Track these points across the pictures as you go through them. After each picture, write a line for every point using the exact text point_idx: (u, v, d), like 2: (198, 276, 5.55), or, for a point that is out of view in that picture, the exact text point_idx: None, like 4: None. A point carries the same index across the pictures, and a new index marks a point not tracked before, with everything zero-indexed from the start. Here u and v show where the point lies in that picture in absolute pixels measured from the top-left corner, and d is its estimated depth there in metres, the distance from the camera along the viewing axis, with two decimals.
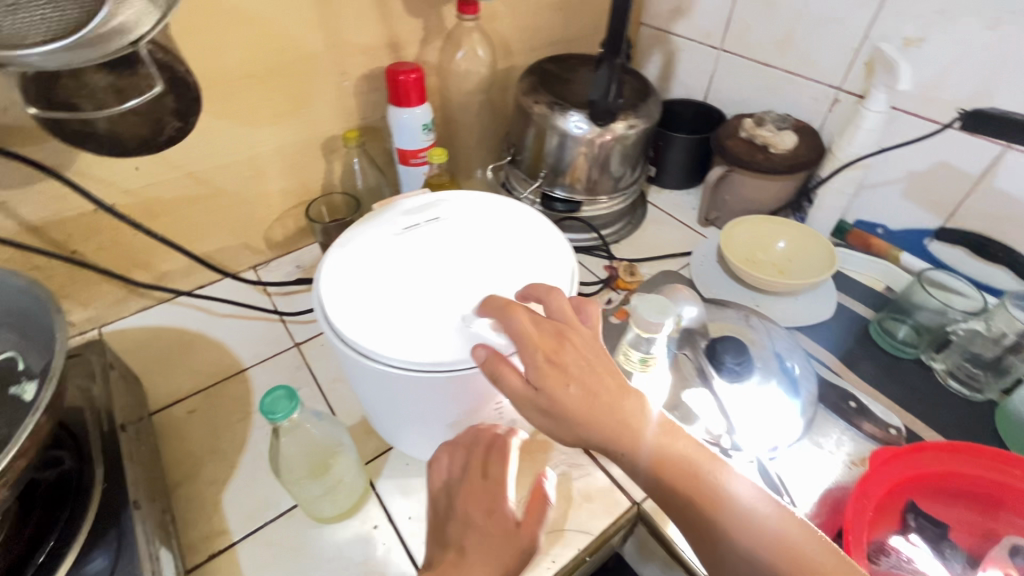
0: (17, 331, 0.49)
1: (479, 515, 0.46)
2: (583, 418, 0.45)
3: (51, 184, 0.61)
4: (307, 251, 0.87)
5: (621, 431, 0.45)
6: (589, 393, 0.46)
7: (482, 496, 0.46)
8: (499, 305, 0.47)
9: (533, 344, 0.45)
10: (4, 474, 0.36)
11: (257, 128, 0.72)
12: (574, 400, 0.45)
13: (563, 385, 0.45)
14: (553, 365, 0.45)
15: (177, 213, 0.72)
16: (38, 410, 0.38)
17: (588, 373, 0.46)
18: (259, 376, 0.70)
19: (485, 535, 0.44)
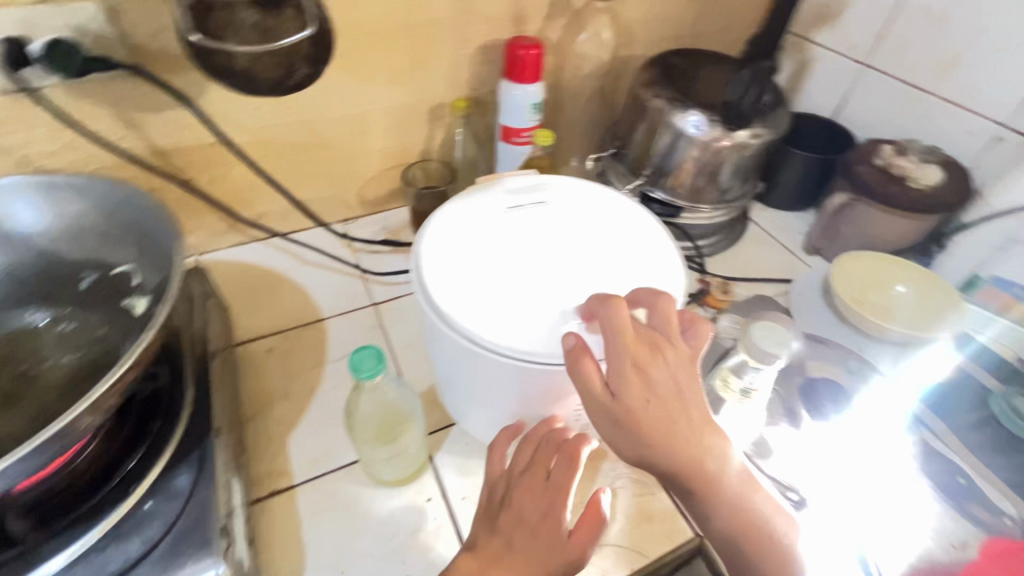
0: (135, 245, 0.50)
1: (535, 516, 0.44)
2: (657, 445, 0.42)
3: (181, 113, 0.64)
4: (396, 213, 0.87)
5: (697, 470, 0.42)
6: (672, 419, 0.42)
7: (540, 499, 0.44)
8: (601, 298, 0.44)
9: (624, 345, 0.42)
10: (118, 383, 0.38)
11: (373, 85, 0.72)
12: (652, 419, 0.42)
13: (643, 400, 0.42)
14: (639, 375, 0.42)
15: (285, 158, 0.73)
16: (155, 326, 0.40)
17: (676, 396, 0.42)
18: (336, 327, 0.71)
19: (534, 538, 0.43)
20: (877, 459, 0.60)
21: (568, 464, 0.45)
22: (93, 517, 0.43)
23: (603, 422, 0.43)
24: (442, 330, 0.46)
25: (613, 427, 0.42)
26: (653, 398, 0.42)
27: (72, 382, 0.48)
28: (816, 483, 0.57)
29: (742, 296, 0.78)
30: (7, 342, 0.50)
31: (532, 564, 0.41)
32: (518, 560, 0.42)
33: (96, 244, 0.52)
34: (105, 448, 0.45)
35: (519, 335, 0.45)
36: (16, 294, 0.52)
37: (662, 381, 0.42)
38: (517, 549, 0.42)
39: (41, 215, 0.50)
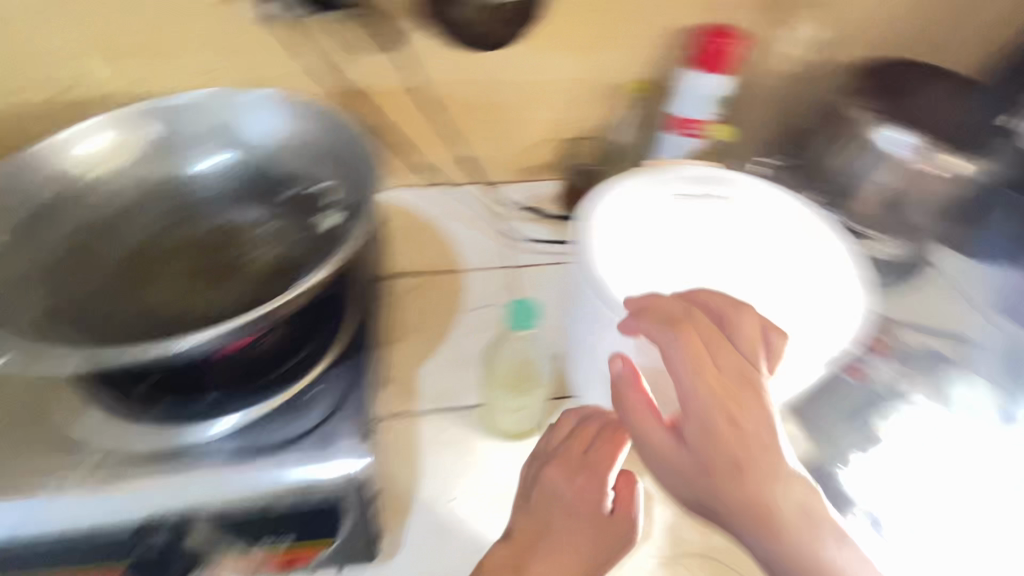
0: (334, 167, 0.56)
1: (577, 504, 0.47)
2: (737, 501, 0.37)
3: (380, 58, 0.69)
4: (544, 184, 0.86)
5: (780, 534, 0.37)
6: (754, 469, 0.38)
7: (582, 486, 0.47)
8: (668, 316, 0.42)
9: (690, 373, 0.40)
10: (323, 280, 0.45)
11: (556, 56, 0.74)
12: (720, 459, 0.38)
13: (713, 441, 0.38)
14: (731, 429, 0.38)
15: (456, 114, 0.77)
16: (359, 239, 0.47)
17: (758, 444, 0.38)
18: (474, 280, 0.74)
19: (575, 526, 0.46)
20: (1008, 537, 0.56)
21: (614, 449, 0.48)
22: (268, 389, 0.50)
23: (670, 476, 0.40)
24: (593, 301, 0.47)
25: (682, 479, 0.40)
26: (735, 449, 0.38)
27: (267, 277, 0.52)
28: (934, 556, 0.54)
29: (916, 344, 0.68)
30: (215, 233, 0.55)
31: (571, 542, 0.46)
32: (557, 537, 0.46)
33: (302, 162, 0.57)
34: (282, 336, 0.52)
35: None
36: (228, 192, 0.57)
37: (743, 432, 0.38)
38: (555, 528, 0.47)
39: (270, 127, 0.57)
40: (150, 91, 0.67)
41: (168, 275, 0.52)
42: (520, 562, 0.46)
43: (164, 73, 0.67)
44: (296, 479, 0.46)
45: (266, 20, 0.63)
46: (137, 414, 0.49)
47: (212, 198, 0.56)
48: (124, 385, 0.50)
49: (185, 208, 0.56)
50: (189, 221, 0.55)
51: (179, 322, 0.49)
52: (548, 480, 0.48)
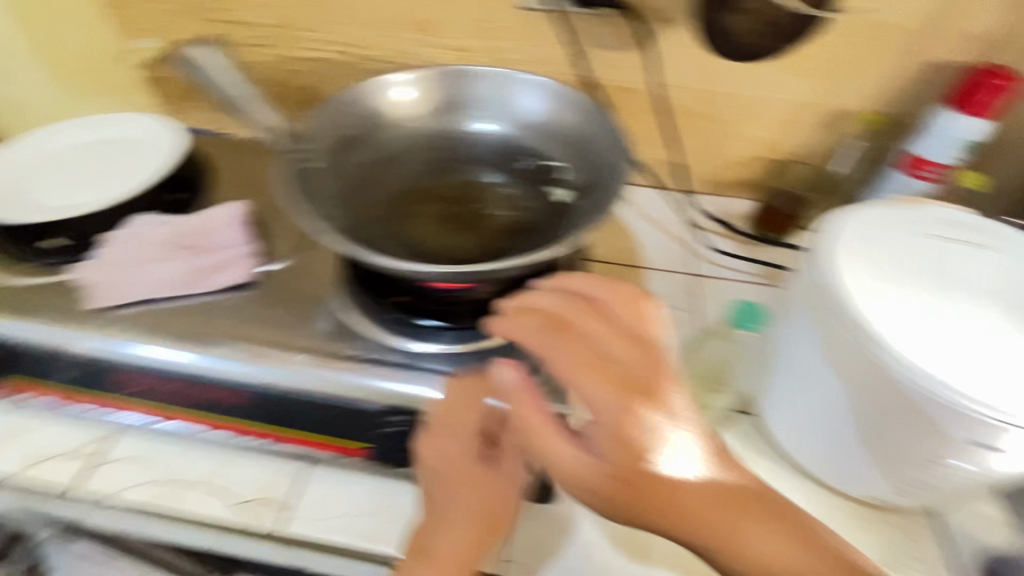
0: (573, 148, 0.62)
1: (449, 459, 0.49)
2: (657, 502, 0.36)
3: (621, 55, 0.74)
4: (737, 202, 0.86)
5: (723, 531, 0.37)
6: (666, 475, 0.37)
7: (443, 431, 0.50)
8: (541, 317, 0.42)
9: (568, 365, 0.39)
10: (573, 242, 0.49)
11: (792, 75, 0.73)
12: (642, 471, 0.37)
13: (637, 458, 0.37)
14: (644, 433, 0.37)
15: (673, 119, 0.79)
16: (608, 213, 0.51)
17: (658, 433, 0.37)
18: (656, 279, 0.76)
19: (444, 459, 0.49)
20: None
21: (474, 393, 0.50)
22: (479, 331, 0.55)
23: (594, 500, 0.38)
24: (819, 312, 0.49)
25: (607, 502, 0.37)
26: (641, 453, 0.37)
27: (503, 233, 0.59)
28: None
29: None
30: (463, 188, 0.64)
31: (460, 534, 0.48)
32: (449, 533, 0.48)
33: (547, 139, 0.64)
34: (496, 290, 0.54)
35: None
36: (479, 155, 0.65)
37: (640, 420, 0.37)
38: (449, 519, 0.49)
39: (533, 106, 0.64)
40: (424, 59, 0.80)
41: (424, 216, 0.61)
42: (424, 546, 0.48)
43: (439, 44, 0.78)
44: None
45: (530, 10, 0.72)
46: (378, 318, 0.56)
47: (465, 157, 0.65)
48: (373, 297, 0.58)
49: (441, 162, 0.65)
50: (444, 173, 0.64)
51: (430, 255, 0.57)
52: (426, 444, 0.50)
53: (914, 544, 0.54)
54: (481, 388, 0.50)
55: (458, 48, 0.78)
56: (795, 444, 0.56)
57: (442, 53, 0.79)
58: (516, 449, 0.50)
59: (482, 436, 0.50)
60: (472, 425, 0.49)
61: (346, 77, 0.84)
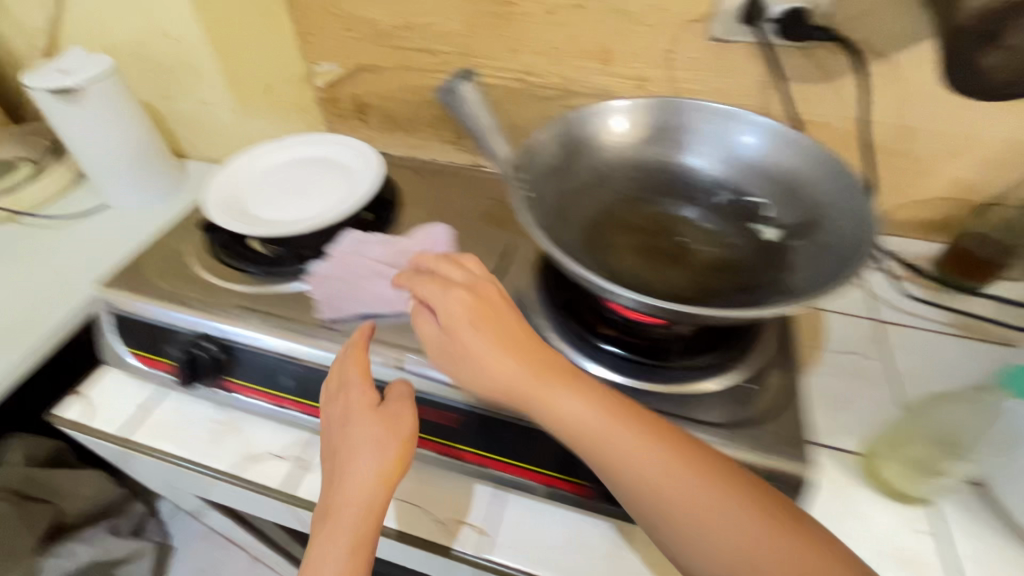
0: (784, 186, 0.59)
1: (356, 407, 0.51)
2: (511, 388, 0.48)
3: (812, 88, 0.72)
4: (921, 244, 0.81)
5: (604, 445, 0.46)
6: (478, 328, 0.50)
7: (350, 393, 0.52)
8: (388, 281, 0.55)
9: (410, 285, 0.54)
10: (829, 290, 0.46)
11: (1009, 112, 0.67)
12: (474, 340, 0.49)
13: (427, 320, 0.52)
14: (456, 330, 0.50)
15: (859, 153, 0.76)
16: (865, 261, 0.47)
17: (453, 299, 0.51)
18: (835, 323, 0.72)
19: (349, 398, 0.51)
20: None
21: (359, 350, 0.54)
22: (696, 371, 0.55)
23: (489, 396, 0.49)
24: None
25: (499, 397, 0.49)
26: (460, 324, 0.50)
27: (711, 269, 0.57)
28: None
29: None
30: (659, 219, 0.63)
31: (360, 497, 0.48)
32: (348, 493, 0.49)
33: (754, 177, 0.61)
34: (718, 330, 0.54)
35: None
36: (676, 186, 0.64)
37: (450, 295, 0.51)
38: (360, 492, 0.48)
39: (744, 141, 0.61)
40: (597, 87, 0.81)
41: (625, 244, 0.60)
42: (334, 520, 0.48)
43: (616, 73, 0.79)
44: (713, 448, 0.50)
45: (721, 40, 0.71)
46: (582, 347, 0.57)
47: (660, 187, 0.64)
48: (574, 324, 0.59)
49: (637, 190, 0.64)
50: (640, 202, 0.63)
51: (639, 286, 0.55)
52: (350, 395, 0.52)
53: None
54: (358, 344, 0.54)
55: (635, 78, 0.79)
56: None
57: (618, 82, 0.80)
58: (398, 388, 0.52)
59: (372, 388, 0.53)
60: (362, 371, 0.53)
61: (516, 103, 0.86)
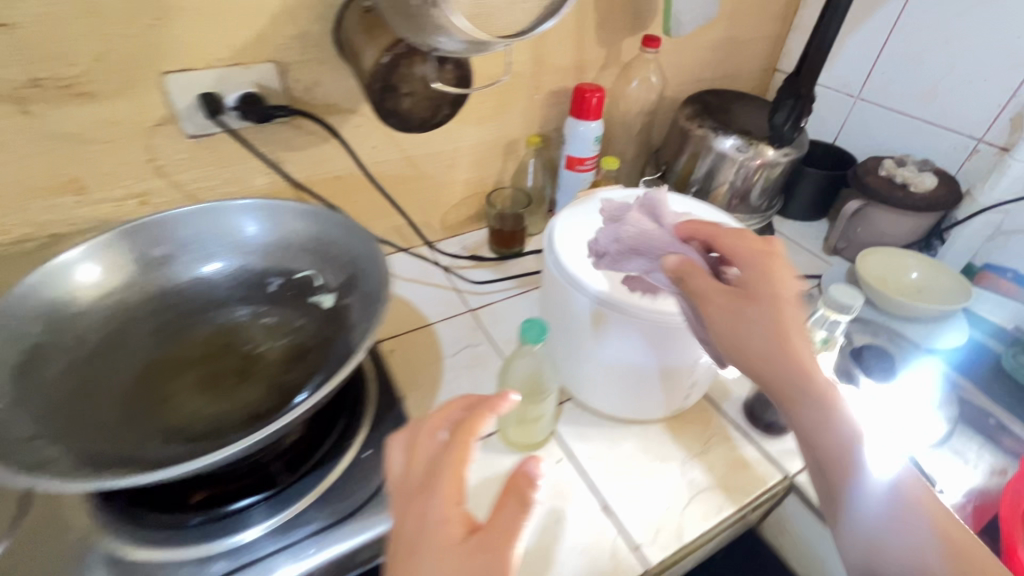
0: (317, 253, 0.62)
1: (434, 553, 0.36)
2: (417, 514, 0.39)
3: (318, 150, 0.77)
4: (475, 234, 1.01)
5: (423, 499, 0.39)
6: (423, 430, 0.44)
7: (431, 493, 0.39)
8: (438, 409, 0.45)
9: (427, 419, 0.44)
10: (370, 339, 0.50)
11: (466, 127, 0.88)
12: (427, 448, 0.43)
13: (433, 432, 0.43)
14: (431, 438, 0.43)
15: (391, 186, 0.87)
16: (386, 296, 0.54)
17: (428, 441, 0.43)
18: (443, 329, 0.83)
19: (423, 505, 0.39)
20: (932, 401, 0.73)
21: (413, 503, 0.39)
22: (320, 467, 0.53)
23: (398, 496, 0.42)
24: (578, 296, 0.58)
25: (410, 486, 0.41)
26: (419, 445, 0.43)
27: (286, 363, 0.55)
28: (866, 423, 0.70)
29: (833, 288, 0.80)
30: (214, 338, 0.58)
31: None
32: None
33: (287, 255, 0.63)
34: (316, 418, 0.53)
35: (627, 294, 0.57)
36: (220, 296, 0.60)
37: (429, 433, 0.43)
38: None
39: (262, 227, 0.61)
40: (95, 219, 0.69)
41: (180, 386, 0.52)
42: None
43: (104, 199, 0.68)
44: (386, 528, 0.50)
45: (198, 135, 0.68)
46: (186, 531, 0.47)
47: (202, 306, 0.59)
48: (166, 509, 0.48)
49: (176, 321, 0.57)
50: (186, 330, 0.57)
51: (209, 426, 0.48)
52: (428, 505, 0.39)
53: (716, 426, 0.70)
54: (468, 429, 0.41)
55: (132, 196, 0.69)
56: (608, 406, 0.68)
57: (115, 207, 0.69)
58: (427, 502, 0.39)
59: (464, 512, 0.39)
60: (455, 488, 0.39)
61: None
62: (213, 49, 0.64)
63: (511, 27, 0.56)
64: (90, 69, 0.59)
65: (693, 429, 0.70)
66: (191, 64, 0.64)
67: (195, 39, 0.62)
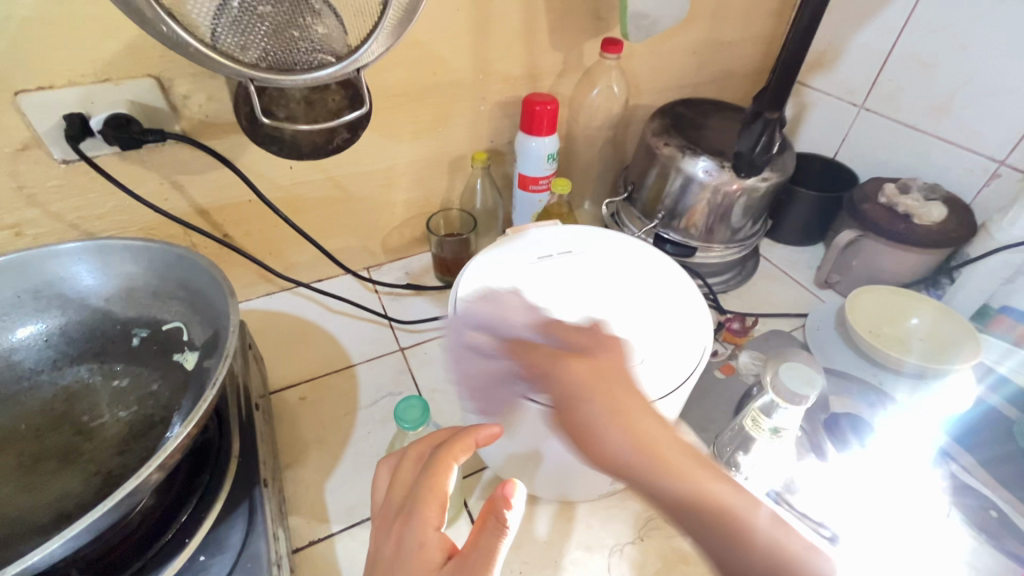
0: (182, 302, 0.54)
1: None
2: (387, 539, 0.40)
3: (221, 173, 0.69)
4: (419, 258, 0.92)
5: (403, 528, 0.40)
6: (404, 466, 0.45)
7: (413, 521, 0.40)
8: (424, 442, 0.46)
9: (414, 447, 0.45)
10: (199, 420, 0.42)
11: (400, 143, 0.78)
12: (406, 472, 0.44)
13: (414, 458, 0.45)
14: (414, 462, 0.45)
15: (315, 210, 0.78)
16: (227, 359, 0.46)
17: (410, 468, 0.44)
18: (365, 373, 0.74)
19: (404, 526, 0.40)
20: (916, 497, 0.61)
21: (396, 525, 0.40)
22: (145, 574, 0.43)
23: (377, 530, 0.42)
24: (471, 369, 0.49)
25: (387, 514, 0.42)
26: (397, 475, 0.44)
27: (125, 443, 0.47)
28: (842, 511, 0.58)
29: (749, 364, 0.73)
30: (51, 406, 0.50)
31: None
32: None
33: (148, 303, 0.54)
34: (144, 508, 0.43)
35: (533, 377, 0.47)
36: (72, 353, 0.53)
37: (412, 461, 0.45)
38: None
39: (116, 270, 0.53)
40: None
41: None
42: None
43: None
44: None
45: (69, 162, 0.60)
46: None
47: (50, 365, 0.52)
48: None
49: (15, 384, 0.50)
50: (23, 397, 0.50)
51: (7, 528, 0.42)
52: (406, 528, 0.40)
53: (658, 504, 0.61)
54: (448, 459, 0.43)
55: (3, 227, 0.62)
56: (527, 484, 0.58)
57: None
58: (397, 530, 0.40)
59: (441, 557, 0.38)
60: (433, 515, 0.40)
61: None
62: (75, 66, 0.56)
63: (324, 53, 0.46)
64: None
65: (629, 508, 0.60)
66: (50, 81, 0.56)
67: (48, 52, 0.54)
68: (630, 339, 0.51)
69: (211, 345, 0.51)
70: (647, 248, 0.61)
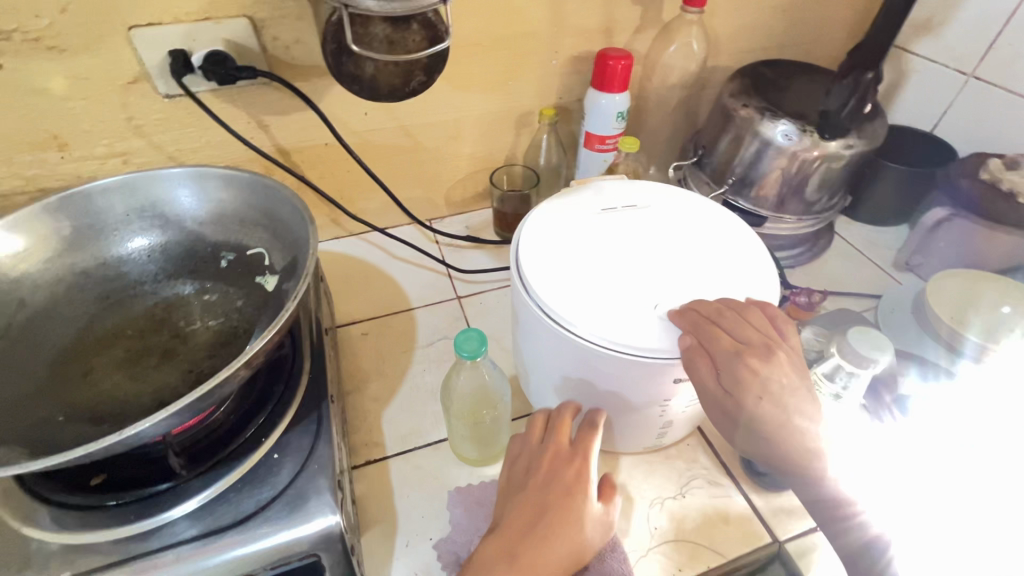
0: (264, 230, 0.58)
1: (567, 504, 0.47)
2: (547, 476, 0.49)
3: (302, 116, 0.72)
4: (480, 213, 0.93)
5: (573, 468, 0.49)
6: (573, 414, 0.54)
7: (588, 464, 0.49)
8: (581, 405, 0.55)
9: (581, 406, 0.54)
10: (277, 331, 0.45)
11: (470, 95, 0.79)
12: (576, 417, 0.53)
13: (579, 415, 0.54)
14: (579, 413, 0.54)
15: (384, 158, 0.81)
16: (306, 278, 0.49)
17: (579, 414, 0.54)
18: (422, 317, 0.77)
19: (580, 471, 0.48)
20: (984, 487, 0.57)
21: (566, 464, 0.49)
22: (228, 462, 0.48)
23: (522, 469, 0.51)
24: (529, 307, 0.51)
25: (546, 455, 0.50)
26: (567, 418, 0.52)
27: (214, 349, 0.53)
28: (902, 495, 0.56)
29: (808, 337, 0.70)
30: (154, 313, 0.56)
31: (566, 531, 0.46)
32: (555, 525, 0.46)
33: (235, 229, 0.59)
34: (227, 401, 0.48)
35: (580, 316, 0.48)
36: (170, 268, 0.58)
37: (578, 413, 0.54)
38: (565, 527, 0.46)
39: (211, 196, 0.58)
40: (77, 177, 0.68)
41: (107, 363, 0.51)
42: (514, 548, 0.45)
43: (87, 156, 0.67)
44: (276, 543, 0.45)
45: (171, 96, 0.66)
46: (102, 515, 0.45)
47: (152, 278, 0.58)
48: (67, 489, 0.46)
49: (123, 292, 0.57)
50: (130, 303, 0.56)
51: (119, 409, 0.48)
52: (577, 469, 0.49)
53: (703, 466, 0.61)
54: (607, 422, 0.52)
55: (112, 155, 0.68)
56: None
57: (98, 165, 0.68)
58: (571, 467, 0.49)
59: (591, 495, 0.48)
60: (593, 491, 0.48)
61: None
62: (181, 3, 0.60)
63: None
64: (54, 22, 0.57)
65: (672, 467, 0.60)
66: (158, 18, 0.60)
67: None
68: (691, 293, 0.50)
69: (289, 270, 0.55)
70: (718, 207, 0.59)
